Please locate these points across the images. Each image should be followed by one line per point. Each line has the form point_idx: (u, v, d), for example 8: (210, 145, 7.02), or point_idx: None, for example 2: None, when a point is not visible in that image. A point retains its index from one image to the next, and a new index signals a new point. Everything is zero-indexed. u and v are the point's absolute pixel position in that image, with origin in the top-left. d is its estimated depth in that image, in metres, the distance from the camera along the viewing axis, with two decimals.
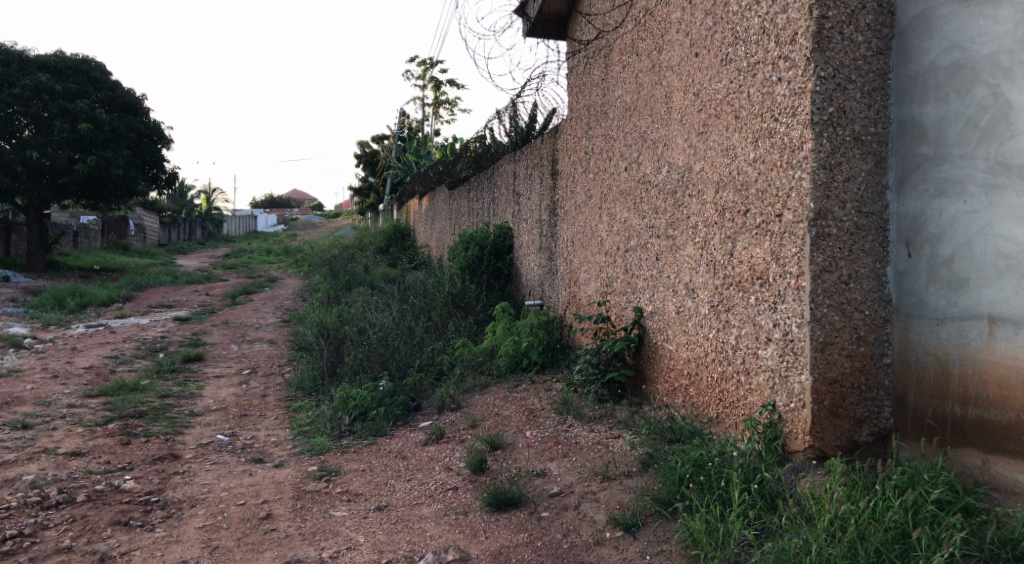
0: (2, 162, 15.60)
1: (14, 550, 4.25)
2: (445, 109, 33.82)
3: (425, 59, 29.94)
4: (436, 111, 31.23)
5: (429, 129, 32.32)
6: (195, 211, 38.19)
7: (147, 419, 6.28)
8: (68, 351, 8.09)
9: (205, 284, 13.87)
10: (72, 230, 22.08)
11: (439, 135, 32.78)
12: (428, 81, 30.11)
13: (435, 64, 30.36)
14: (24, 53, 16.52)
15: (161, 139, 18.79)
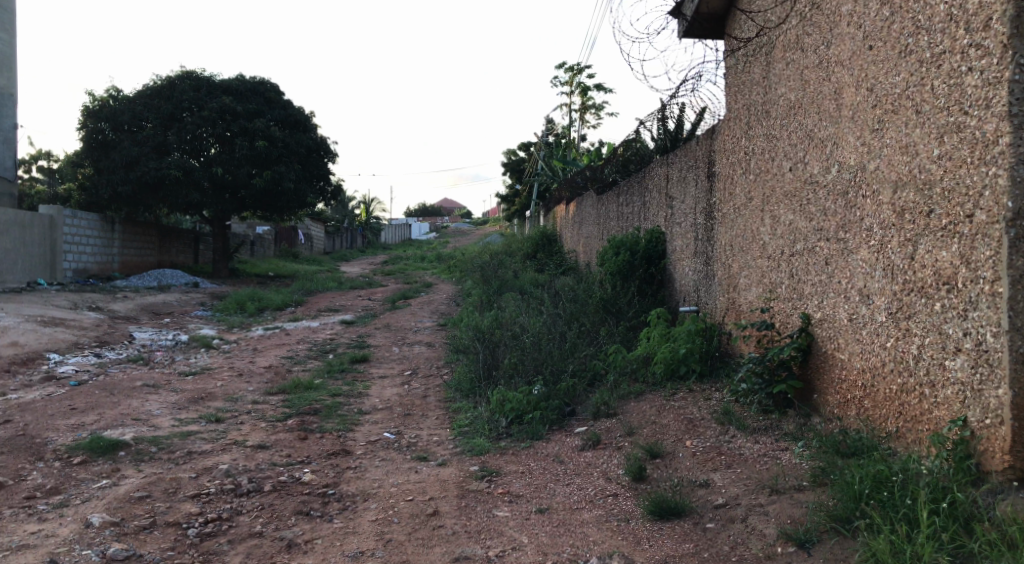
0: (192, 178, 17.14)
1: (215, 532, 4.68)
2: (591, 114, 33.76)
3: (572, 64, 30.05)
4: (583, 115, 31.22)
5: (576, 134, 32.31)
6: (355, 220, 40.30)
7: (321, 415, 6.72)
8: (250, 351, 8.79)
9: (367, 289, 14.60)
10: (250, 240, 23.97)
11: (585, 139, 32.68)
12: (575, 86, 30.19)
13: (582, 69, 30.37)
14: (211, 78, 18.16)
15: (326, 153, 20.02)
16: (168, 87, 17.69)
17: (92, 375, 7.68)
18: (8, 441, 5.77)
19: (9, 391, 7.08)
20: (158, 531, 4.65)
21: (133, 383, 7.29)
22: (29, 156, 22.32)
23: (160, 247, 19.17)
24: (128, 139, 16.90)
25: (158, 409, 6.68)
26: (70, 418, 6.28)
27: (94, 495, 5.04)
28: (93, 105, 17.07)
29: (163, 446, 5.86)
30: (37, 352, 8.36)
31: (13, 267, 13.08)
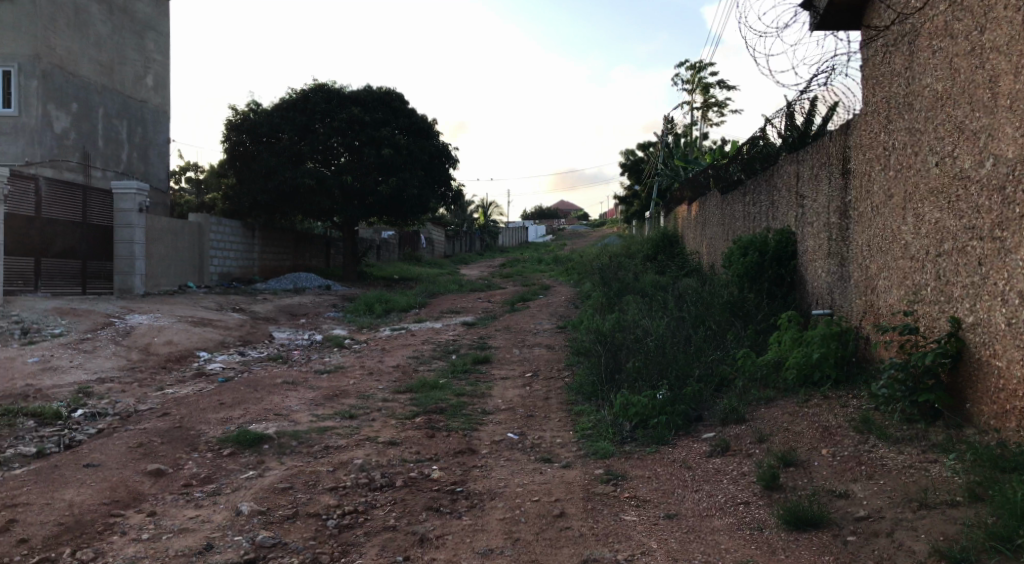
0: (323, 186, 17.99)
1: (352, 523, 4.90)
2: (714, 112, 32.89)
3: (693, 62, 29.42)
4: (705, 113, 30.48)
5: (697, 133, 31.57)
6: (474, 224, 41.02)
7: (447, 415, 6.89)
8: (378, 351, 9.13)
9: (487, 292, 14.82)
10: (376, 244, 24.91)
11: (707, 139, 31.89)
12: (696, 84, 29.54)
13: (704, 67, 29.66)
14: (342, 90, 18.98)
15: (448, 159, 20.48)
16: (302, 100, 18.65)
17: (237, 372, 8.21)
18: (167, 431, 6.25)
19: (167, 386, 7.66)
20: (300, 521, 4.91)
21: (274, 380, 7.72)
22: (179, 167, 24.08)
23: (294, 252, 20.22)
24: (266, 150, 17.99)
25: (296, 405, 7.05)
26: (219, 412, 6.73)
27: (242, 485, 5.38)
28: (236, 119, 18.27)
29: (303, 440, 6.19)
30: (189, 350, 9.02)
31: (167, 271, 14.15)
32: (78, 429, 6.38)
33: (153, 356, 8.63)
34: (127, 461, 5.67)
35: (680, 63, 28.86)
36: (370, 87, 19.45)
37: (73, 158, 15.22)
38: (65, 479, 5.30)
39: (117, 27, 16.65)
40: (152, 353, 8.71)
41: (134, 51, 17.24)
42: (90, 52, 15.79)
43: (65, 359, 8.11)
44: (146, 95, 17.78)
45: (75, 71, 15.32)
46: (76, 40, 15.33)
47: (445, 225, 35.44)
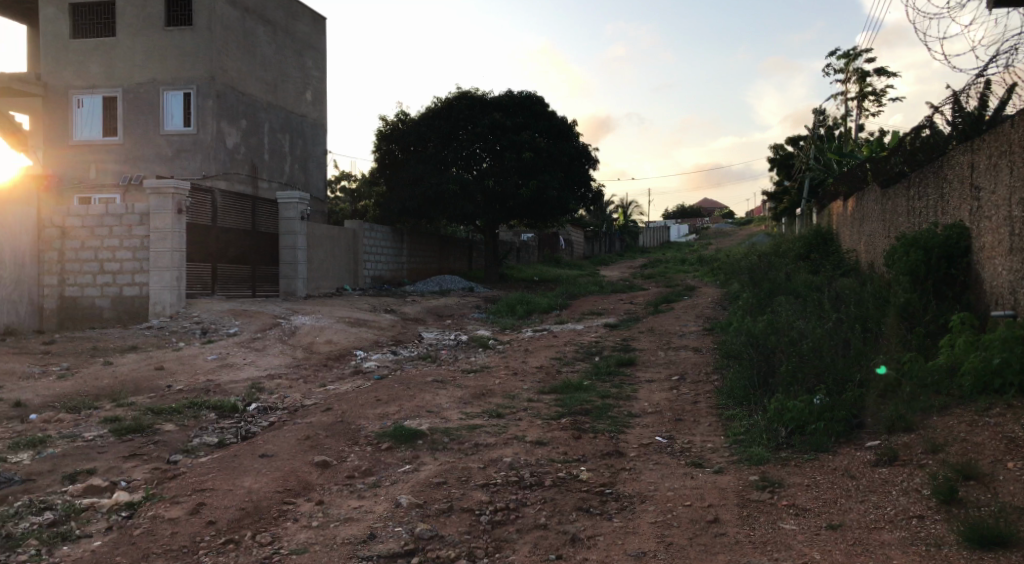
0: (467, 191, 18.57)
1: (504, 520, 5.01)
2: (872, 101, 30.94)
3: (848, 50, 27.84)
4: (862, 103, 28.76)
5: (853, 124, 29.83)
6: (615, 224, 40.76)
7: (592, 416, 6.89)
8: (522, 352, 9.27)
9: (629, 293, 14.70)
10: (516, 247, 25.33)
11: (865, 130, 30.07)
12: (851, 73, 27.95)
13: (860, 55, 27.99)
14: (484, 96, 19.38)
15: (588, 160, 20.41)
16: (447, 107, 19.27)
17: (391, 370, 8.61)
18: (331, 425, 6.65)
19: (328, 382, 8.14)
20: (455, 515, 5.07)
21: (425, 378, 8.02)
22: (335, 176, 25.47)
23: (440, 256, 20.94)
24: (414, 158, 19.02)
25: (447, 402, 7.29)
26: (377, 408, 7.07)
27: (400, 478, 5.63)
28: (386, 129, 19.57)
29: (454, 437, 6.38)
30: (347, 349, 9.54)
31: (326, 275, 15.03)
32: (252, 422, 6.90)
33: (316, 354, 9.20)
34: (296, 452, 6.08)
35: (833, 52, 27.37)
36: (511, 91, 19.71)
37: (243, 171, 16.49)
38: (244, 467, 5.74)
39: (280, 47, 17.90)
40: (314, 351, 9.29)
41: (294, 69, 18.46)
42: (257, 72, 17.05)
43: (239, 357, 8.80)
44: (306, 109, 18.98)
45: (244, 90, 16.58)
46: (245, 61, 16.61)
47: (585, 226, 35.51)
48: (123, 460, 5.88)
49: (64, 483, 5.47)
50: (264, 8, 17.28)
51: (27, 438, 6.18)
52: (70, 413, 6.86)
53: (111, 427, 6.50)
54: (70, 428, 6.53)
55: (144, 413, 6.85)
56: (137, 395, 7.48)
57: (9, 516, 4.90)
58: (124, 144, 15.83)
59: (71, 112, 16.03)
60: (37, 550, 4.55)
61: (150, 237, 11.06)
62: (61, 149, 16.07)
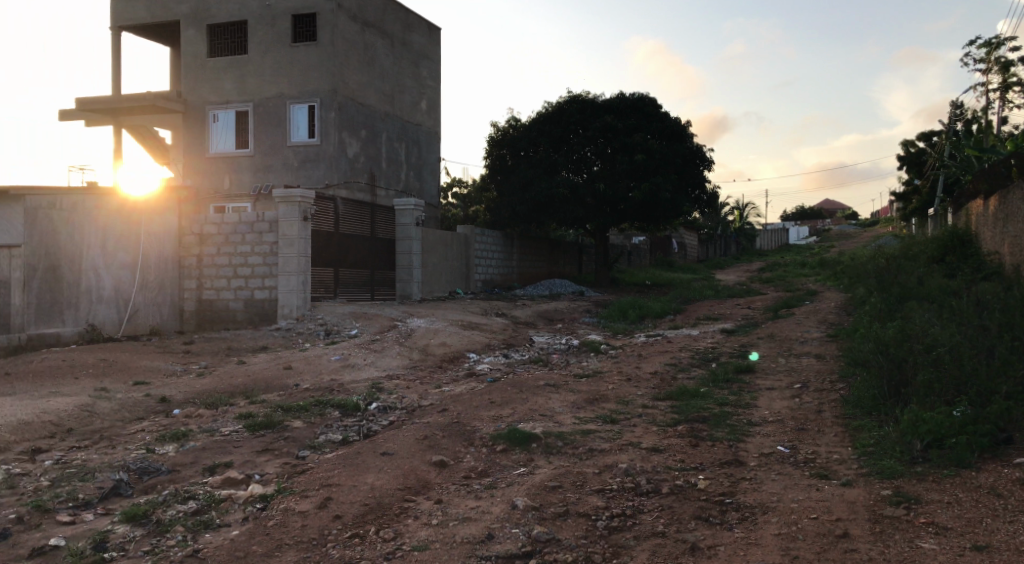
0: (577, 194, 18.66)
1: (621, 526, 4.96)
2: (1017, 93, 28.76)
3: (989, 39, 26.05)
4: (1005, 95, 26.82)
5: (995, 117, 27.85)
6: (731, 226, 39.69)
7: (710, 424, 6.73)
8: (635, 357, 9.17)
9: (746, 297, 14.28)
10: (627, 250, 25.16)
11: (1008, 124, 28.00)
12: (992, 63, 26.14)
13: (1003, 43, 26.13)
14: (596, 99, 19.35)
15: (703, 161, 19.93)
16: (558, 112, 19.41)
17: (503, 373, 8.71)
18: (447, 426, 6.80)
19: (444, 384, 8.34)
20: (572, 520, 5.07)
21: (538, 382, 8.07)
22: (447, 182, 26.06)
23: (550, 259, 21.05)
24: (525, 163, 19.31)
25: (560, 406, 7.31)
26: (491, 410, 7.17)
27: (516, 481, 5.68)
28: (498, 135, 20.01)
29: (568, 442, 6.39)
30: (461, 351, 9.73)
31: (440, 279, 15.42)
32: (374, 420, 7.15)
33: (432, 356, 9.43)
34: (415, 451, 6.25)
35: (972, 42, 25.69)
36: (623, 93, 19.55)
37: (362, 179, 17.11)
38: (366, 464, 5.95)
39: (397, 59, 18.51)
40: (430, 353, 9.52)
41: (411, 79, 19.04)
42: (376, 83, 17.69)
43: (360, 357, 9.14)
44: (421, 118, 19.52)
45: (364, 101, 17.24)
46: (365, 73, 17.28)
47: (698, 228, 34.82)
48: (257, 454, 6.22)
49: (205, 474, 5.83)
50: (383, 22, 17.92)
51: (172, 431, 6.64)
52: (209, 409, 7.33)
53: (245, 423, 6.89)
54: (209, 422, 6.98)
55: (275, 410, 7.24)
56: (268, 393, 7.91)
57: (157, 504, 5.28)
58: (254, 156, 16.77)
59: (207, 127, 17.14)
60: (183, 536, 4.87)
61: (279, 243, 11.65)
62: (199, 162, 17.20)
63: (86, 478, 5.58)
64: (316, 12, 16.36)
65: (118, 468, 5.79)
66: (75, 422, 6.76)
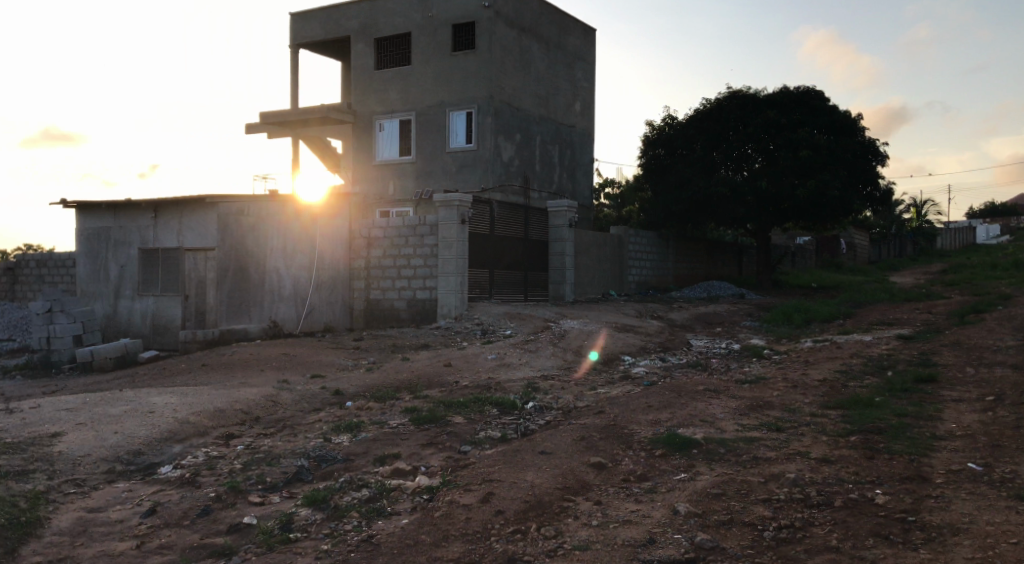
0: (738, 192, 18.10)
1: (790, 539, 4.73)
2: None
3: None
4: None
5: None
6: (907, 225, 36.88)
7: (887, 436, 6.29)
8: (801, 364, 8.74)
9: (926, 301, 13.22)
10: (791, 252, 24.11)
11: None
12: None
13: None
14: (757, 94, 18.66)
15: (876, 156, 18.70)
16: (717, 108, 18.92)
17: (660, 377, 8.56)
18: (604, 428, 6.78)
19: (600, 385, 8.34)
20: (736, 528, 4.90)
21: (697, 386, 7.88)
22: (599, 184, 26.04)
23: (708, 261, 20.53)
24: (682, 162, 19.01)
25: (721, 412, 7.09)
26: (649, 414, 7.08)
27: (676, 486, 5.57)
28: (653, 134, 19.76)
29: (731, 448, 6.19)
30: (616, 353, 9.68)
31: (594, 280, 15.46)
32: (531, 419, 7.26)
33: (586, 357, 9.46)
34: (573, 451, 6.28)
35: None
36: (787, 87, 18.75)
37: (517, 181, 17.42)
38: (526, 462, 6.05)
39: (552, 62, 18.71)
40: (584, 355, 9.54)
41: (565, 82, 19.19)
42: (531, 87, 17.98)
43: (516, 357, 9.32)
44: (575, 120, 19.62)
45: (519, 105, 17.57)
46: (521, 78, 17.60)
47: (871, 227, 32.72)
48: (422, 447, 6.50)
49: (376, 464, 6.15)
50: (539, 26, 18.19)
51: (346, 422, 7.06)
52: (378, 402, 7.74)
53: (410, 416, 7.21)
54: (378, 414, 7.37)
55: (437, 405, 7.54)
56: (431, 389, 8.23)
57: (334, 489, 5.63)
58: (416, 161, 17.53)
59: (374, 136, 18.14)
60: (358, 521, 5.16)
61: (439, 245, 12.12)
62: (366, 169, 18.23)
63: (274, 463, 6.06)
64: (475, 21, 16.86)
65: (300, 455, 6.24)
66: (262, 411, 7.37)
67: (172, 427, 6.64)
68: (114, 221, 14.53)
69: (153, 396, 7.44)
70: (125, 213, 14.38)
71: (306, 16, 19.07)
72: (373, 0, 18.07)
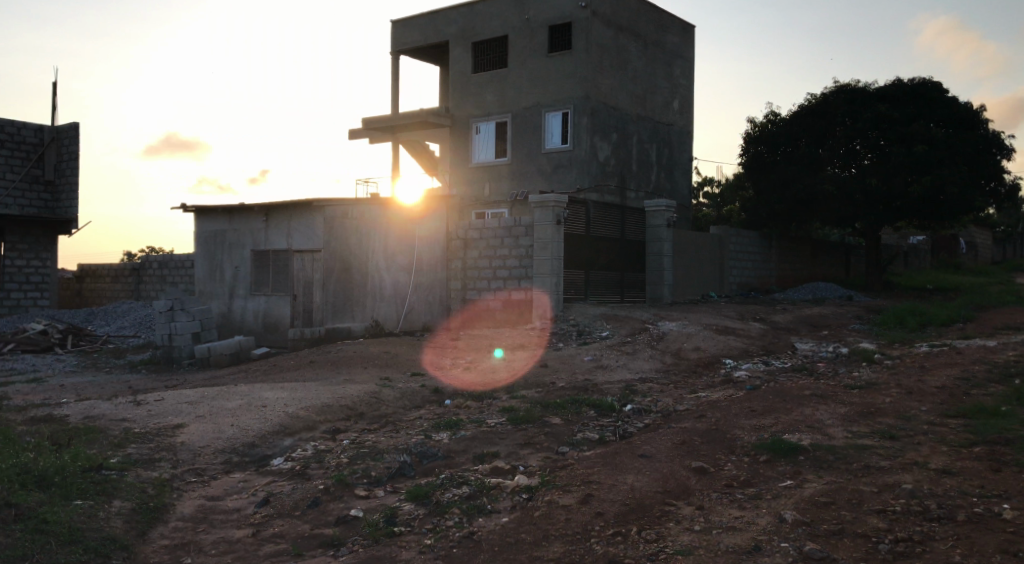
0: (845, 190, 17.38)
1: (907, 552, 4.49)
2: None
3: None
4: None
5: None
6: None
7: (1015, 447, 5.88)
8: (916, 369, 8.30)
9: None
10: (904, 252, 22.93)
11: None
12: None
13: None
14: (867, 88, 17.87)
15: (1001, 150, 17.53)
16: (823, 104, 18.25)
17: (763, 381, 8.30)
18: (706, 432, 6.64)
19: (700, 389, 8.17)
20: (849, 539, 4.69)
21: (803, 392, 7.60)
22: (697, 183, 25.54)
23: (812, 261, 19.79)
24: (785, 159, 18.44)
25: (829, 419, 6.81)
26: (753, 419, 6.88)
27: (783, 493, 5.40)
28: (755, 131, 19.21)
29: (841, 456, 5.94)
30: (717, 356, 9.47)
31: (692, 281, 15.15)
32: (630, 422, 7.19)
33: (685, 360, 9.29)
34: (674, 455, 6.17)
35: None
36: (900, 80, 17.86)
37: (613, 181, 17.27)
38: (626, 464, 5.99)
39: (650, 60, 18.49)
40: (683, 357, 9.37)
41: (663, 80, 18.92)
42: (627, 86, 17.81)
43: (613, 358, 9.25)
44: (673, 118, 19.30)
45: (615, 105, 17.43)
46: (617, 77, 17.47)
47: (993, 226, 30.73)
48: (520, 447, 6.54)
49: (475, 462, 6.23)
50: (636, 24, 18.01)
51: (445, 420, 7.19)
52: (476, 401, 7.84)
53: (508, 416, 7.27)
54: (476, 413, 7.46)
55: (535, 406, 7.57)
56: (528, 389, 8.28)
57: (436, 485, 5.74)
58: (512, 163, 17.67)
59: (471, 138, 18.40)
60: (459, 518, 5.24)
61: (534, 247, 12.18)
62: (463, 171, 18.52)
63: (378, 458, 6.24)
64: (572, 22, 16.84)
65: (403, 451, 6.40)
66: (366, 407, 7.59)
67: (284, 421, 6.95)
68: (228, 224, 15.28)
69: (265, 391, 7.80)
70: (238, 216, 15.12)
71: (406, 22, 19.56)
72: (472, 5, 18.35)
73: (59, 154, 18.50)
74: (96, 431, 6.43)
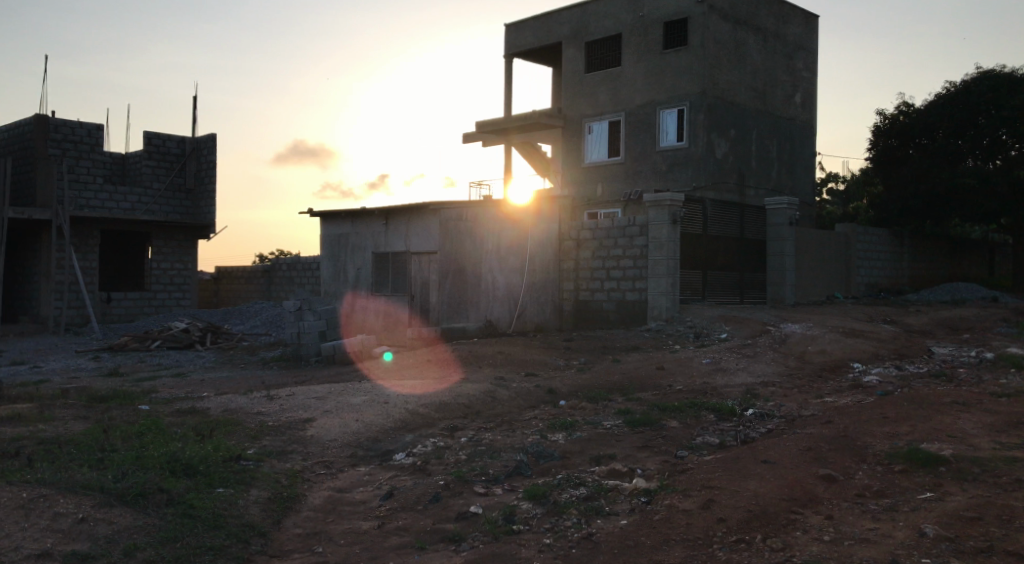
0: (988, 184, 16.19)
1: None
2: None
3: None
4: None
5: None
6: None
7: None
8: None
9: None
10: None
11: None
12: None
13: None
14: (1014, 73, 16.57)
15: None
16: (963, 92, 17.09)
17: (897, 387, 7.83)
18: (834, 439, 6.34)
19: (826, 394, 7.81)
20: (999, 558, 4.34)
21: (942, 399, 7.12)
22: (819, 179, 24.46)
23: (949, 260, 18.54)
24: (919, 153, 17.40)
25: (974, 428, 6.35)
26: (886, 426, 6.51)
27: (922, 505, 5.06)
28: (885, 124, 18.24)
29: (988, 469, 5.52)
30: (845, 360, 9.02)
31: (815, 281, 14.51)
32: (751, 427, 6.96)
33: (810, 364, 8.91)
34: (800, 462, 5.92)
35: None
36: None
37: (731, 179, 16.77)
38: (748, 470, 5.80)
39: (770, 53, 17.85)
40: (808, 361, 9.00)
41: (784, 73, 18.23)
42: (746, 81, 17.26)
43: (732, 361, 8.98)
44: (795, 112, 18.56)
45: (733, 100, 16.93)
46: (735, 72, 16.96)
47: None
48: (638, 450, 6.46)
49: (592, 464, 6.20)
50: (755, 17, 17.45)
51: (561, 421, 7.20)
52: (591, 402, 7.81)
53: (625, 418, 7.20)
54: (592, 415, 7.43)
55: (652, 408, 7.46)
56: (644, 391, 8.17)
57: (553, 486, 5.75)
58: (625, 162, 17.51)
59: (583, 139, 18.38)
60: (577, 519, 5.22)
61: (649, 247, 11.98)
62: (575, 172, 18.52)
63: (495, 457, 6.32)
64: (688, 17, 16.51)
65: (519, 450, 6.46)
66: (482, 406, 7.72)
67: (404, 418, 7.17)
68: (351, 228, 15.91)
69: (388, 388, 8.07)
70: (360, 220, 15.71)
71: (519, 26, 19.76)
72: (585, 5, 18.32)
73: (198, 163, 19.81)
74: (234, 423, 6.85)
